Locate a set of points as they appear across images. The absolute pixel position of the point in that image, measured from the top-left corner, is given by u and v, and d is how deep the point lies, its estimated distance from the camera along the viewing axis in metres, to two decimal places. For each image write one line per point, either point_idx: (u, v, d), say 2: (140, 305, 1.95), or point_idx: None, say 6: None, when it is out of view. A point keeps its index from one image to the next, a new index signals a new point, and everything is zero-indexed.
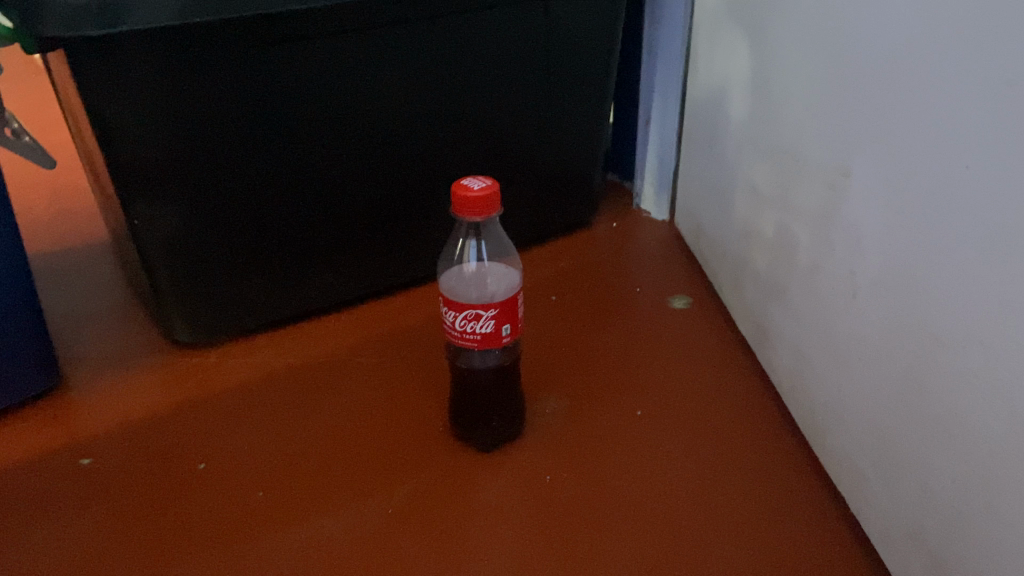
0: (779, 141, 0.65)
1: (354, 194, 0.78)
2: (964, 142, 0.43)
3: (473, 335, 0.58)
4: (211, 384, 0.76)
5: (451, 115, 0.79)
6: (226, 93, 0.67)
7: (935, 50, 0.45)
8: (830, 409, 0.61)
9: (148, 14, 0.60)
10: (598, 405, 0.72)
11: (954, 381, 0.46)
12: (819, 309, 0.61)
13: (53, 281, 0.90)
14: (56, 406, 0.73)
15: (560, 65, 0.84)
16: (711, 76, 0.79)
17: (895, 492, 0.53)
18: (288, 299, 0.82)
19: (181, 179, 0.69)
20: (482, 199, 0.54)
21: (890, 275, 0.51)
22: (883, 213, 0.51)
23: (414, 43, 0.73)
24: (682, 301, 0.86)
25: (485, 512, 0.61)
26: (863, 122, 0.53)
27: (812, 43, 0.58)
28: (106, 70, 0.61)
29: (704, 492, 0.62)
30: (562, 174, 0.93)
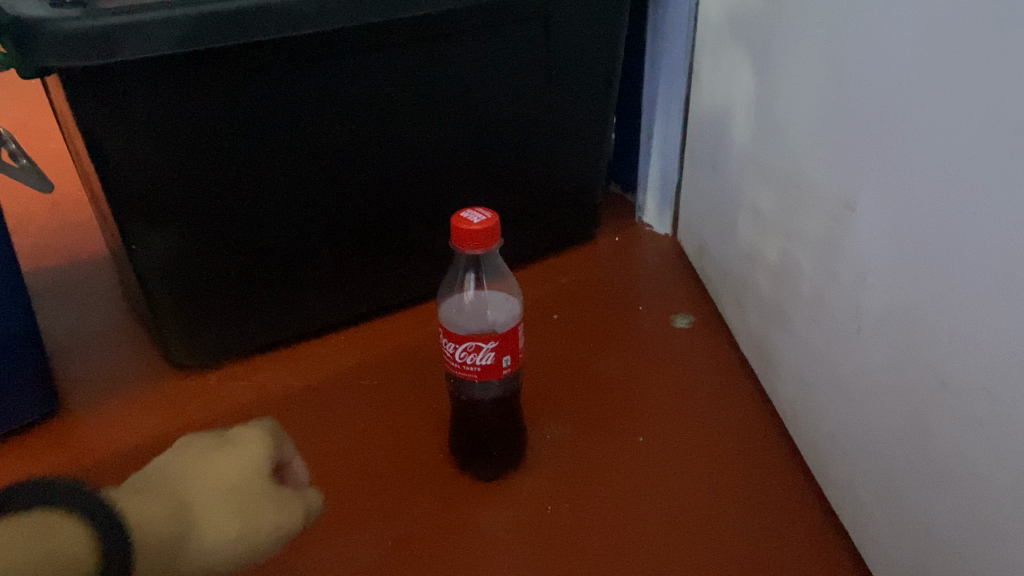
0: (783, 166, 0.64)
1: (355, 215, 0.78)
2: (971, 185, 0.42)
3: (472, 366, 0.57)
4: (210, 407, 0.75)
5: (453, 135, 0.79)
6: (227, 118, 0.66)
7: (939, 91, 0.44)
8: (834, 441, 0.60)
9: (150, 41, 0.58)
10: (599, 431, 0.71)
11: (959, 426, 0.45)
12: (823, 339, 0.60)
13: (53, 302, 0.90)
14: (57, 430, 0.73)
15: (563, 82, 0.83)
16: (715, 94, 0.78)
17: (900, 529, 0.52)
18: (288, 320, 0.81)
19: (180, 204, 0.68)
20: (481, 232, 0.53)
21: (897, 312, 0.50)
22: (889, 249, 0.51)
23: (416, 65, 0.72)
24: (685, 320, 0.85)
25: (486, 541, 0.61)
26: (868, 155, 0.52)
27: (817, 71, 0.58)
28: (107, 97, 0.60)
29: (707, 522, 0.61)
30: (564, 190, 0.92)
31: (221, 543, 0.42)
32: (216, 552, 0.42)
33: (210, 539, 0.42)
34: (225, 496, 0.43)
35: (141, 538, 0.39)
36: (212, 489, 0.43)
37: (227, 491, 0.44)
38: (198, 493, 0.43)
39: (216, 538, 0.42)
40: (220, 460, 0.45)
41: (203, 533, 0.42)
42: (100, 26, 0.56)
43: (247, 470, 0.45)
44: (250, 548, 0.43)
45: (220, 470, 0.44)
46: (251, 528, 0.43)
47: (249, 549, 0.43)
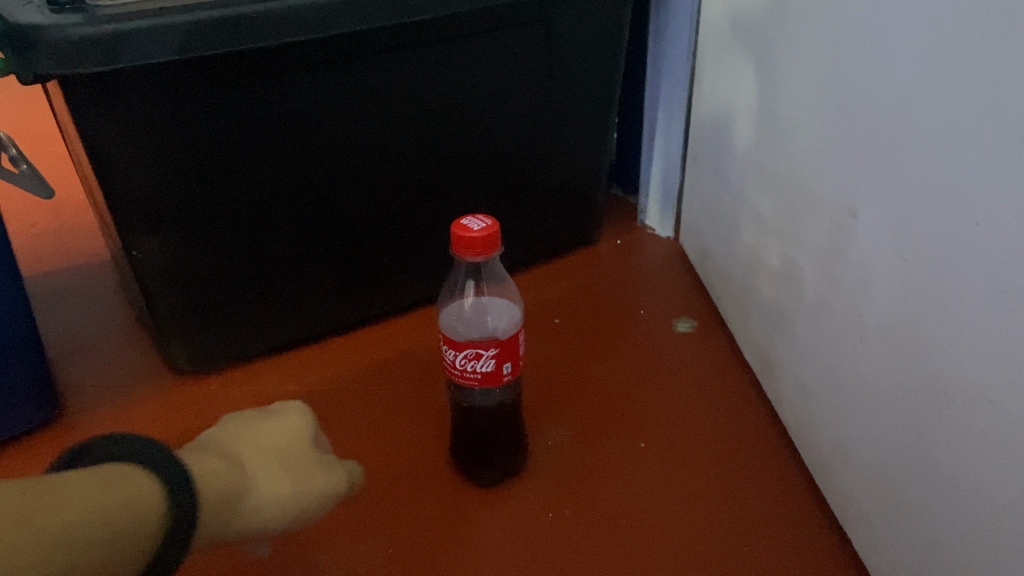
0: (786, 172, 0.64)
1: (355, 220, 0.78)
2: (975, 195, 0.42)
3: (473, 374, 0.57)
4: (211, 413, 0.75)
5: (454, 139, 0.78)
6: (227, 123, 0.66)
7: (942, 99, 0.44)
8: (837, 448, 0.60)
9: (149, 48, 0.58)
10: (601, 437, 0.71)
11: (963, 436, 0.45)
12: (826, 345, 0.60)
13: (54, 306, 0.90)
14: (57, 436, 0.72)
15: (565, 85, 0.83)
16: (717, 98, 0.78)
17: (902, 538, 0.52)
18: (288, 325, 0.81)
19: (181, 209, 0.68)
20: (482, 239, 0.53)
21: (900, 321, 0.50)
22: (892, 257, 0.50)
23: (417, 70, 0.72)
24: (687, 324, 0.85)
25: (488, 548, 0.60)
26: (872, 162, 0.52)
27: (820, 77, 0.57)
28: (107, 102, 0.60)
29: (708, 529, 0.61)
30: (566, 193, 0.92)
31: (277, 497, 0.49)
32: (273, 505, 0.49)
33: (267, 493, 0.49)
34: (272, 456, 0.51)
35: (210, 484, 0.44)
36: (267, 449, 0.51)
37: (275, 452, 0.51)
38: (251, 453, 0.50)
39: (272, 492, 0.49)
40: (266, 429, 0.53)
41: (261, 487, 0.48)
42: (99, 33, 0.56)
43: (293, 440, 0.53)
44: (298, 502, 0.50)
45: (272, 435, 0.52)
46: (296, 485, 0.50)
47: (298, 503, 0.50)
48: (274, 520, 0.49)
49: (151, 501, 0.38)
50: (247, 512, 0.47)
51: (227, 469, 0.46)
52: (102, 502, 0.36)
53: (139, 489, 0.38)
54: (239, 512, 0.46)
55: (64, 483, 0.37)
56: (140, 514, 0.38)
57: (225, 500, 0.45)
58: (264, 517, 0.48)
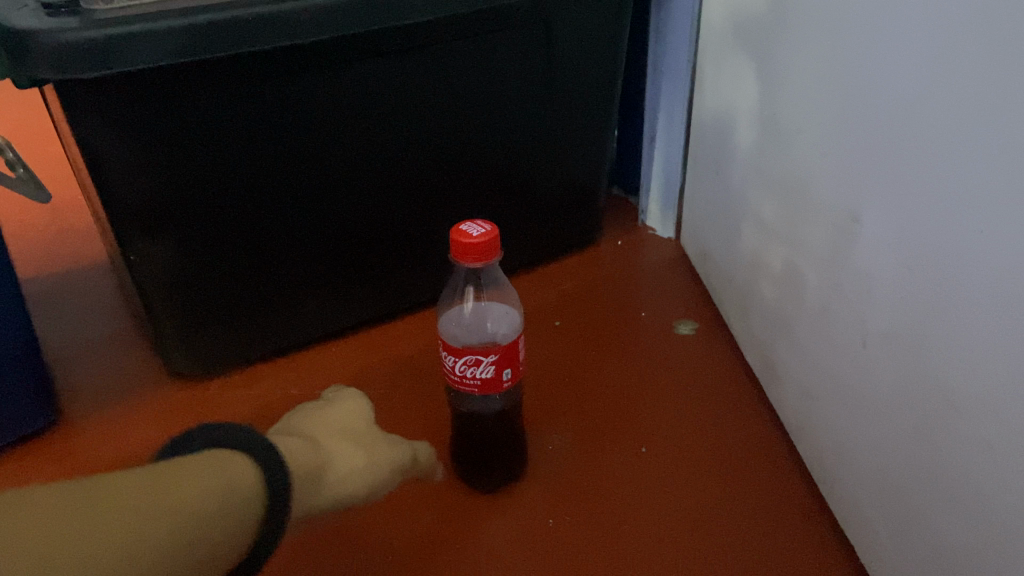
0: (788, 175, 0.63)
1: (355, 223, 0.77)
2: (979, 202, 0.41)
3: (472, 380, 0.57)
4: (210, 417, 0.75)
5: (454, 141, 0.78)
6: (224, 127, 0.65)
7: (946, 105, 0.43)
8: (839, 454, 0.59)
9: (147, 52, 0.58)
10: (602, 441, 0.70)
11: (966, 445, 0.44)
12: (828, 350, 0.59)
13: (52, 310, 0.89)
14: (57, 441, 0.72)
15: (565, 86, 0.82)
16: (719, 100, 0.77)
17: (905, 546, 0.51)
18: (288, 329, 0.81)
19: (178, 213, 0.68)
20: (481, 245, 0.53)
21: (902, 328, 0.50)
22: (895, 264, 0.50)
23: (416, 73, 0.71)
24: (688, 327, 0.85)
25: (488, 554, 0.60)
26: (874, 167, 0.51)
27: (822, 80, 0.57)
28: (103, 106, 0.60)
29: (709, 534, 0.61)
30: (566, 195, 0.92)
31: (347, 474, 0.50)
32: (347, 481, 0.50)
33: (339, 470, 0.50)
34: (348, 435, 0.53)
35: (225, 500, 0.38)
36: (335, 433, 0.52)
37: (346, 432, 0.53)
38: (327, 434, 0.52)
39: (344, 467, 0.50)
40: (330, 417, 0.54)
41: (337, 463, 0.50)
42: (94, 37, 0.55)
43: (352, 419, 0.55)
44: (368, 476, 0.51)
45: (334, 421, 0.54)
46: (371, 457, 0.52)
47: (368, 476, 0.51)
48: (360, 493, 0.51)
49: (226, 487, 0.38)
50: (333, 484, 0.49)
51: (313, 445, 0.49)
52: (211, 496, 0.37)
53: (237, 477, 0.39)
54: (326, 485, 0.48)
55: (168, 479, 0.37)
56: (246, 502, 0.38)
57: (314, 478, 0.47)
58: (344, 489, 0.49)
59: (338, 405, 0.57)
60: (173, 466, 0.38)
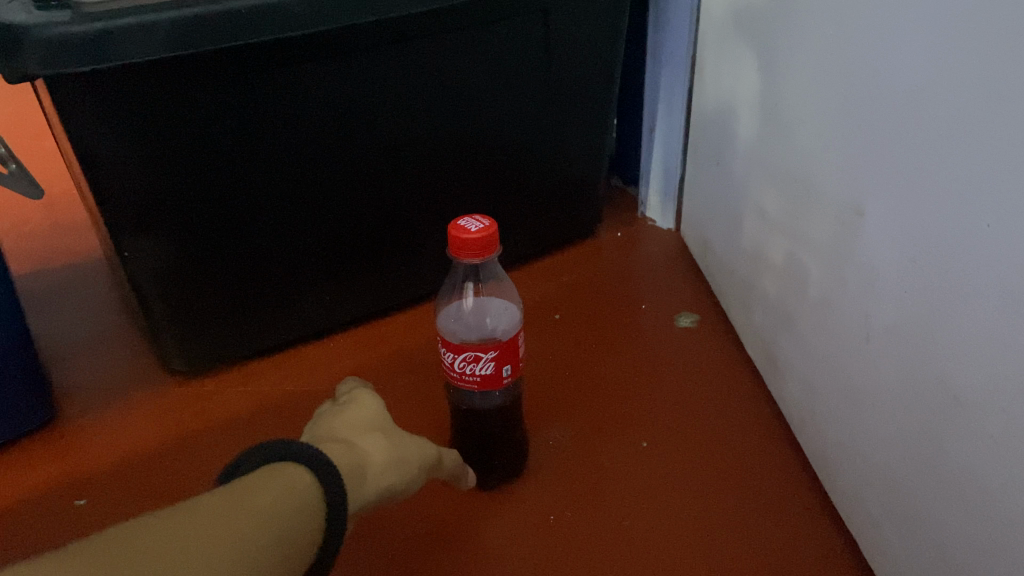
0: (790, 167, 0.63)
1: (353, 217, 0.76)
2: (984, 197, 0.41)
3: (472, 377, 0.56)
4: (208, 415, 0.74)
5: (452, 133, 0.77)
6: (218, 121, 0.65)
7: (950, 97, 0.43)
8: (842, 449, 0.59)
9: (138, 46, 0.57)
10: (603, 436, 0.70)
11: (973, 442, 0.43)
12: (831, 344, 0.59)
13: (47, 307, 0.89)
14: (53, 440, 0.72)
15: (565, 76, 0.81)
16: (719, 90, 0.76)
17: (909, 543, 0.51)
18: (286, 324, 0.80)
19: (171, 209, 0.67)
20: (480, 240, 0.52)
21: (907, 323, 0.49)
22: (899, 258, 0.49)
23: (411, 64, 0.70)
24: (689, 319, 0.84)
25: (489, 552, 0.60)
26: (877, 159, 0.50)
27: (824, 70, 0.56)
28: (94, 101, 0.59)
29: (710, 530, 0.60)
30: (566, 186, 0.91)
31: (384, 465, 0.47)
32: (386, 472, 0.47)
33: (376, 462, 0.47)
34: (375, 426, 0.50)
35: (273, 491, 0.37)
36: (361, 426, 0.49)
37: (373, 423, 0.50)
38: (353, 430, 0.48)
39: (380, 458, 0.47)
40: (350, 413, 0.50)
41: (372, 456, 0.47)
42: (85, 32, 0.55)
43: (374, 412, 0.51)
44: (404, 466, 0.48)
45: (356, 415, 0.50)
46: (403, 448, 0.49)
47: (405, 466, 0.48)
48: (401, 484, 0.48)
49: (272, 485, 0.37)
50: (375, 478, 0.46)
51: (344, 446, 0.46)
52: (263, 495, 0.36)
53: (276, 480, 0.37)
54: (368, 481, 0.45)
55: (235, 493, 0.36)
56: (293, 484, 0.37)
57: (354, 471, 0.44)
58: (386, 481, 0.46)
59: (354, 398, 0.53)
60: (238, 486, 0.37)
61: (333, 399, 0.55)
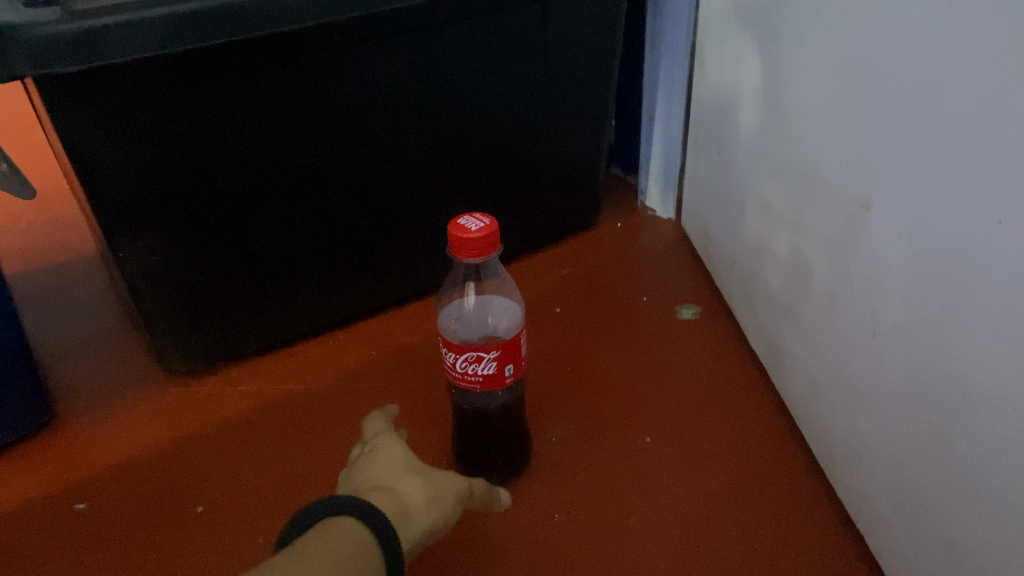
0: (794, 159, 0.62)
1: (351, 213, 0.76)
2: (994, 194, 0.40)
3: (474, 377, 0.55)
4: (207, 416, 0.73)
5: (450, 126, 0.76)
6: (211, 119, 0.63)
7: (959, 92, 0.42)
8: (849, 445, 0.58)
9: (129, 43, 0.56)
10: (606, 432, 0.69)
11: (983, 442, 0.43)
12: (838, 340, 0.58)
13: (42, 307, 0.88)
14: (51, 442, 0.71)
15: (564, 66, 0.80)
16: (720, 79, 0.75)
17: (918, 542, 0.51)
18: (284, 321, 0.79)
19: (165, 209, 0.66)
20: (480, 240, 0.51)
21: (918, 321, 0.48)
22: (908, 254, 0.48)
23: (407, 57, 0.69)
24: (691, 311, 0.83)
25: (493, 552, 0.59)
26: (884, 154, 0.49)
27: (829, 61, 0.55)
28: (85, 101, 0.58)
29: (717, 529, 0.60)
30: (565, 177, 0.90)
31: (425, 503, 0.48)
32: (429, 510, 0.48)
33: (417, 501, 0.48)
34: (410, 464, 0.51)
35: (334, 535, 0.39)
36: (396, 466, 0.50)
37: (407, 462, 0.51)
38: (388, 472, 0.49)
39: (421, 495, 0.48)
40: (383, 456, 0.51)
41: (412, 495, 0.48)
42: (74, 30, 0.53)
43: (405, 452, 0.52)
44: (445, 498, 0.49)
45: (389, 459, 0.51)
46: (441, 481, 0.50)
47: (446, 497, 0.50)
48: (445, 516, 0.49)
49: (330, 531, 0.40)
50: (418, 520, 0.47)
51: (385, 493, 0.47)
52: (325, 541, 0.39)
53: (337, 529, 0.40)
54: (412, 522, 0.46)
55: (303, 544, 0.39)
56: (348, 531, 0.40)
57: (398, 517, 0.45)
58: (431, 517, 0.47)
59: (383, 440, 0.54)
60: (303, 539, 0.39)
61: (363, 442, 0.55)
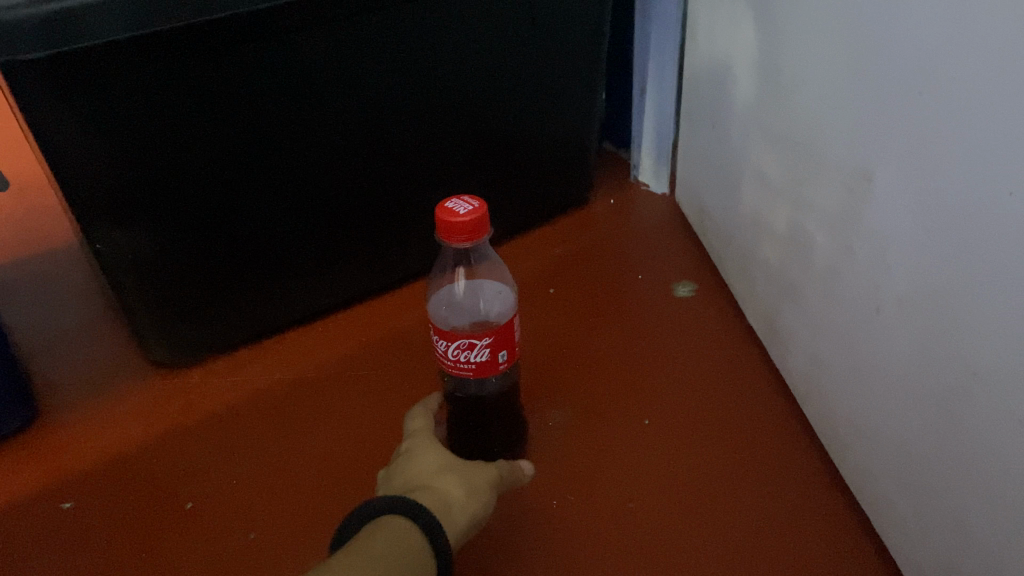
0: (792, 130, 0.60)
1: (338, 197, 0.74)
2: (1000, 166, 0.38)
3: (467, 365, 0.54)
4: (195, 408, 0.72)
5: (437, 105, 0.74)
6: (191, 105, 0.61)
7: (965, 57, 0.40)
8: (854, 424, 0.57)
9: (102, 23, 0.54)
10: (603, 414, 0.68)
11: (992, 421, 0.42)
12: (840, 317, 0.57)
13: (23, 301, 0.86)
14: (35, 439, 0.69)
15: (552, 38, 0.78)
16: (713, 48, 0.73)
17: (926, 522, 0.50)
18: (272, 309, 0.78)
19: (142, 198, 0.64)
20: (469, 224, 0.49)
21: (924, 296, 0.46)
22: (914, 227, 0.46)
23: (391, 34, 0.67)
24: (688, 289, 0.82)
25: (491, 543, 0.58)
26: (886, 124, 0.47)
27: (827, 28, 0.53)
28: (55, 89, 0.55)
29: (716, 512, 0.59)
30: (556, 154, 0.88)
31: (464, 498, 0.50)
32: (467, 504, 0.50)
33: (457, 496, 0.50)
34: (443, 463, 0.52)
35: (391, 533, 0.43)
36: (431, 468, 0.52)
37: (440, 463, 0.53)
38: (425, 474, 0.52)
39: (459, 490, 0.50)
40: (418, 458, 0.53)
41: (452, 492, 0.50)
42: (42, 13, 0.52)
43: (439, 452, 0.54)
44: (482, 492, 0.51)
45: (425, 460, 0.53)
46: (476, 476, 0.52)
47: (483, 490, 0.51)
48: (484, 508, 0.51)
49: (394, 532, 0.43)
50: (461, 511, 0.49)
51: (428, 492, 0.49)
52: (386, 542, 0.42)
53: (394, 531, 0.43)
54: (454, 517, 0.48)
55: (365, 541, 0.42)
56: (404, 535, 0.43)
57: (442, 511, 0.48)
58: (472, 508, 0.50)
59: (414, 443, 0.55)
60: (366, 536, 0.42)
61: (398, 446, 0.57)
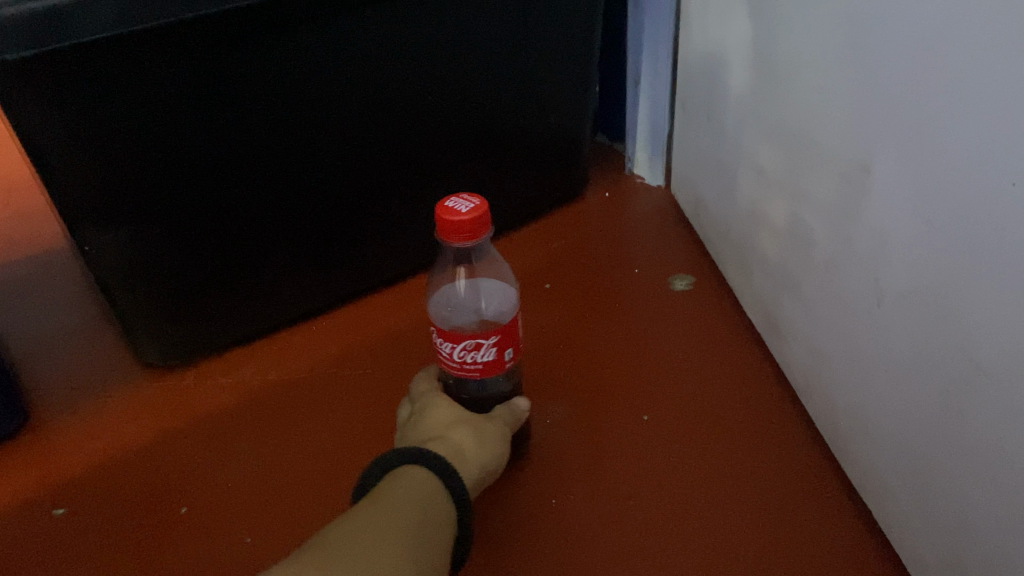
0: (789, 120, 0.59)
1: (330, 195, 0.73)
2: (1000, 156, 0.37)
3: (473, 365, 0.53)
4: (187, 412, 0.71)
5: (428, 101, 0.73)
6: (179, 104, 0.60)
7: (962, 44, 0.39)
8: (855, 416, 0.56)
9: (91, 22, 0.53)
10: (601, 411, 0.67)
11: (994, 414, 0.41)
12: (839, 308, 0.56)
13: (12, 305, 0.85)
14: (27, 443, 0.69)
15: (545, 31, 0.77)
16: (708, 38, 0.72)
17: (929, 515, 0.49)
18: (266, 310, 0.77)
19: (131, 198, 0.63)
20: (471, 222, 0.49)
21: (925, 287, 0.46)
22: (914, 218, 0.46)
23: (380, 30, 0.66)
24: (685, 282, 0.81)
25: (489, 544, 0.57)
26: (885, 113, 0.47)
27: (823, 16, 0.52)
28: (41, 91, 0.54)
29: (716, 509, 0.58)
30: (550, 148, 0.87)
31: (476, 449, 0.51)
32: (478, 455, 0.51)
33: (470, 447, 0.51)
34: (457, 415, 0.53)
35: (412, 479, 0.44)
36: (445, 418, 0.53)
37: (455, 413, 0.53)
38: (440, 424, 0.52)
39: (471, 442, 0.51)
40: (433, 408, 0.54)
41: (465, 443, 0.51)
42: (24, 12, 0.51)
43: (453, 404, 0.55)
44: (493, 444, 0.52)
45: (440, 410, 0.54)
46: (488, 428, 0.53)
47: (493, 443, 0.52)
48: (495, 459, 0.52)
49: (414, 479, 0.44)
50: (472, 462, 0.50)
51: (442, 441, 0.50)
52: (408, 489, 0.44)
53: (413, 479, 0.44)
54: (467, 468, 0.49)
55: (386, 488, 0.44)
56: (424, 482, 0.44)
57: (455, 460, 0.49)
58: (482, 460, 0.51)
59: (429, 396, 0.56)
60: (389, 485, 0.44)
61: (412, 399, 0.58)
